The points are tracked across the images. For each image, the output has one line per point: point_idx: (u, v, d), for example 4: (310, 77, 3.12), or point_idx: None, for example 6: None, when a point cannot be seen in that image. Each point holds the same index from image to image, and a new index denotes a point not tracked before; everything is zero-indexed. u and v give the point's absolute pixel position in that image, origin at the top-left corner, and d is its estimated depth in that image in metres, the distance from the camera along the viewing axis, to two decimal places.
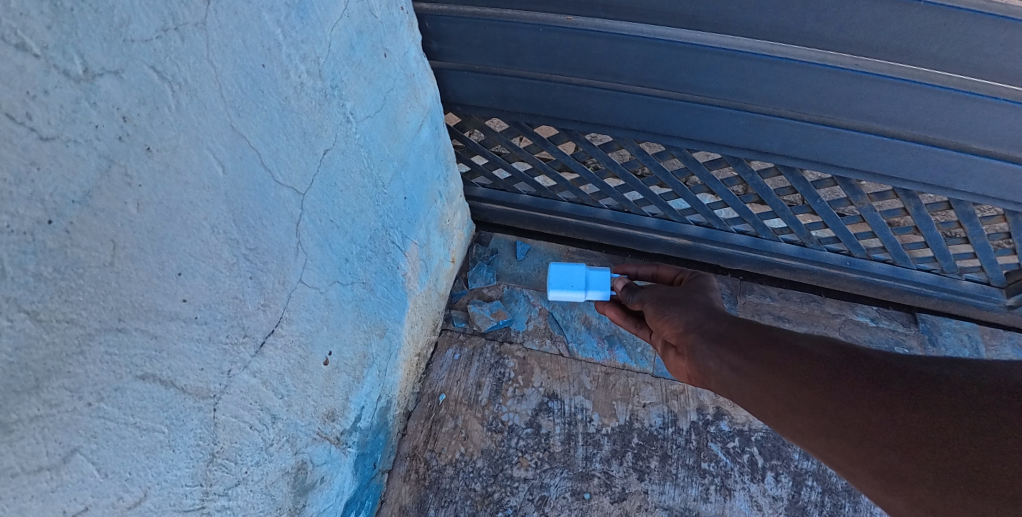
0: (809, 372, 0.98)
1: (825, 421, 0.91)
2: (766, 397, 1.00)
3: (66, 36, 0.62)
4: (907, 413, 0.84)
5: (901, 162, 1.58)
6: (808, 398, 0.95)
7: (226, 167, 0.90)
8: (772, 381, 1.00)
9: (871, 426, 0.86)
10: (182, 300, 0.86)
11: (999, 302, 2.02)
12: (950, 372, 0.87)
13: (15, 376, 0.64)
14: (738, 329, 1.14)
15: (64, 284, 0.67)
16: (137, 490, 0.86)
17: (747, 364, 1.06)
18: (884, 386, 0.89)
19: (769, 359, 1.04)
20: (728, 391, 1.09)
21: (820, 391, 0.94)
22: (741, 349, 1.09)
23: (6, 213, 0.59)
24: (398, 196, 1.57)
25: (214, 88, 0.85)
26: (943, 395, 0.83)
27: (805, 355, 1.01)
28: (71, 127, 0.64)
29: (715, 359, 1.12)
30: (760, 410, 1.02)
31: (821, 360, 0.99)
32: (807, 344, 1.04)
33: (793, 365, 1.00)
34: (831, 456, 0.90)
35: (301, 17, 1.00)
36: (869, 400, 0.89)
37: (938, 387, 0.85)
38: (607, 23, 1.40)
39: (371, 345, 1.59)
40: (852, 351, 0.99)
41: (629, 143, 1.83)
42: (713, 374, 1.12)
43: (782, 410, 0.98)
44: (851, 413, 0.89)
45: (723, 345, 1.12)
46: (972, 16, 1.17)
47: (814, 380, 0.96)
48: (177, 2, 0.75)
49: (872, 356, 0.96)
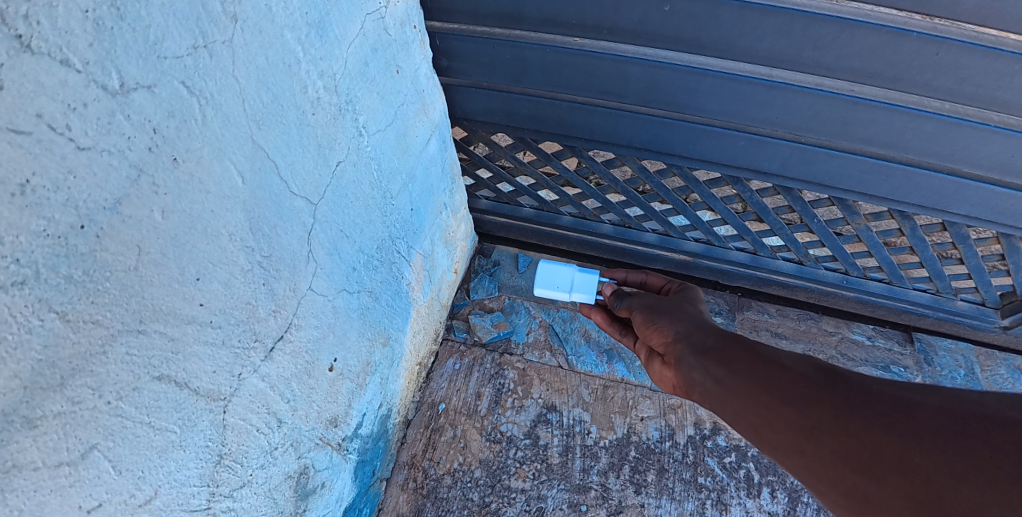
0: (787, 389, 0.92)
1: (801, 437, 0.86)
2: (742, 410, 0.95)
3: (105, 52, 0.66)
4: (885, 438, 0.79)
5: (896, 185, 1.62)
6: (785, 413, 0.89)
7: (245, 177, 0.93)
8: (752, 395, 0.94)
9: (847, 447, 0.81)
10: (199, 304, 0.89)
11: (994, 322, 2.05)
12: (925, 397, 0.84)
13: (43, 374, 0.67)
14: (728, 342, 1.08)
15: (92, 286, 0.70)
16: (148, 488, 0.88)
17: (730, 377, 1.00)
18: (861, 408, 0.84)
19: (754, 374, 0.98)
20: (712, 404, 1.02)
21: (798, 409, 0.88)
22: (727, 360, 1.03)
23: (43, 219, 0.63)
24: (405, 208, 1.61)
25: (237, 102, 0.89)
26: (920, 422, 0.80)
27: (784, 371, 0.96)
28: (105, 138, 0.68)
29: (700, 371, 1.06)
30: (736, 423, 0.97)
31: (799, 376, 0.94)
32: (786, 358, 0.99)
33: (773, 379, 0.95)
34: (804, 474, 0.84)
35: (321, 35, 1.05)
36: (847, 421, 0.84)
37: (915, 413, 0.81)
38: (612, 45, 1.44)
39: (375, 353, 1.61)
40: (832, 369, 0.93)
41: (632, 160, 1.87)
42: (697, 386, 1.06)
43: (757, 424, 0.92)
44: (829, 433, 0.84)
45: (710, 356, 1.06)
46: (965, 46, 1.21)
47: (794, 396, 0.90)
48: (208, 22, 0.79)
49: (851, 377, 0.91)
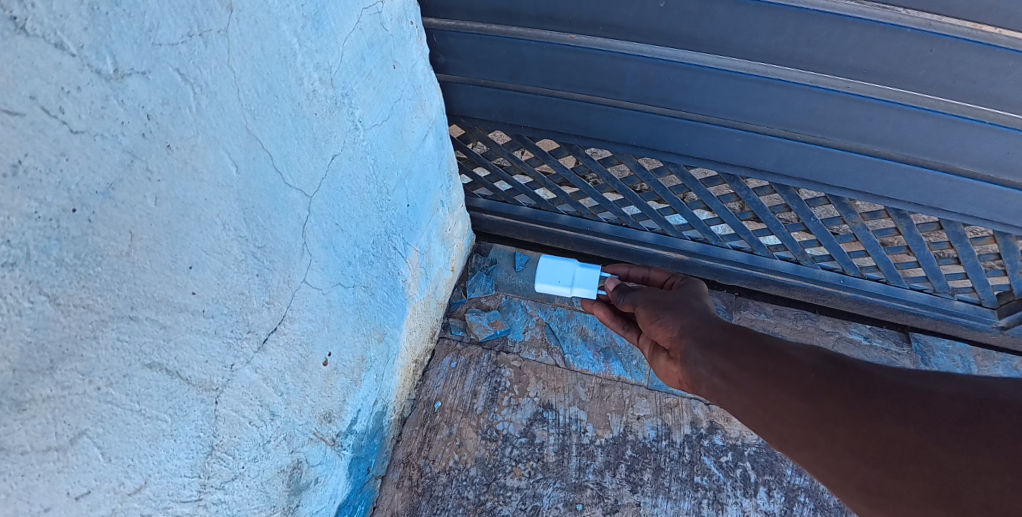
0: (796, 381, 0.88)
1: (813, 431, 0.83)
2: (751, 405, 0.91)
3: (100, 37, 0.66)
4: (900, 429, 0.77)
5: (892, 183, 1.62)
6: (795, 407, 0.85)
7: (240, 167, 0.94)
8: (761, 389, 0.90)
9: (860, 440, 0.78)
10: (191, 292, 0.89)
11: (991, 322, 2.05)
12: (938, 386, 0.80)
13: (32, 357, 0.67)
14: (734, 335, 1.03)
15: (83, 270, 0.70)
16: (139, 477, 0.88)
17: (738, 371, 0.95)
18: (874, 399, 0.81)
19: (762, 366, 0.93)
20: (720, 399, 0.98)
21: (808, 402, 0.85)
22: (734, 354, 0.98)
23: (35, 201, 0.63)
24: (402, 203, 1.61)
25: (232, 91, 0.89)
26: (934, 411, 0.77)
27: (792, 362, 0.91)
28: (99, 123, 0.68)
29: (707, 365, 1.01)
30: (745, 417, 0.93)
31: (807, 367, 0.90)
32: (793, 349, 0.94)
33: (782, 371, 0.90)
34: (816, 467, 0.81)
35: (317, 28, 1.05)
36: (860, 414, 0.80)
37: (928, 402, 0.78)
38: (608, 42, 1.45)
39: (370, 349, 1.61)
40: (840, 359, 0.89)
41: (629, 158, 1.88)
42: (704, 381, 1.02)
43: (767, 418, 0.89)
44: (841, 427, 0.80)
45: (717, 350, 1.01)
46: (959, 43, 1.21)
47: (803, 389, 0.86)
48: (203, 10, 0.80)
49: (860, 365, 0.87)
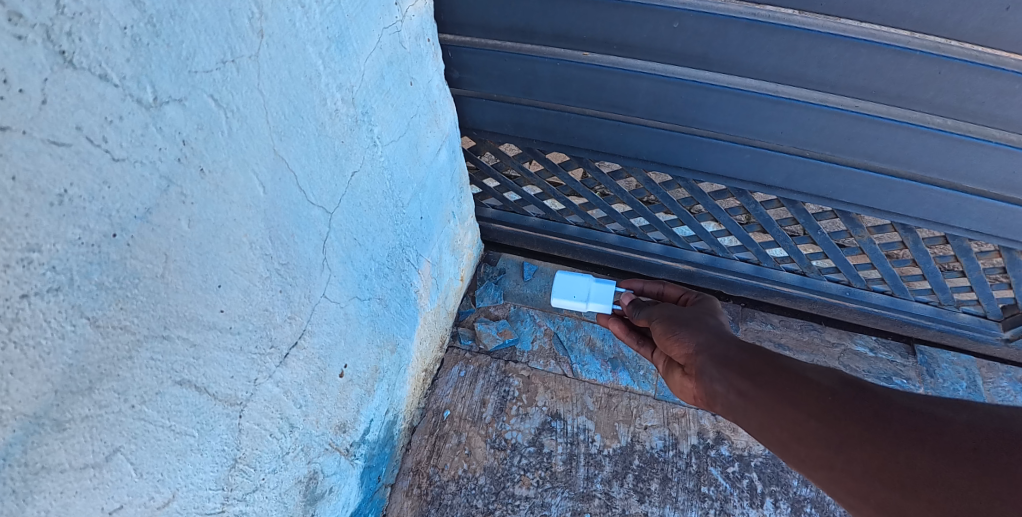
0: (814, 402, 0.90)
1: (831, 452, 0.84)
2: (767, 423, 0.91)
3: (141, 67, 0.68)
4: (917, 455, 0.79)
5: (899, 199, 1.64)
6: (812, 428, 0.87)
7: (266, 188, 0.96)
8: (777, 409, 0.91)
9: (878, 462, 0.80)
10: (220, 311, 0.91)
11: (996, 334, 2.07)
12: (953, 413, 0.83)
13: (73, 378, 0.69)
14: (750, 353, 1.04)
15: (121, 293, 0.72)
16: (167, 491, 0.90)
17: (755, 390, 0.95)
18: (890, 424, 0.83)
19: (779, 386, 0.94)
20: (735, 417, 0.98)
21: (826, 424, 0.86)
22: (750, 372, 0.98)
23: (78, 228, 0.65)
24: (415, 216, 1.63)
25: (261, 114, 0.91)
26: (948, 438, 0.79)
27: (809, 383, 0.93)
28: (138, 150, 0.70)
29: (724, 382, 1.01)
30: (760, 436, 0.93)
31: (824, 389, 0.92)
32: (809, 371, 0.96)
33: (801, 392, 0.92)
34: (833, 487, 0.82)
35: (340, 49, 1.08)
36: (877, 437, 0.82)
37: (944, 430, 0.81)
38: (621, 60, 1.47)
39: (382, 360, 1.63)
40: (858, 383, 0.91)
41: (638, 172, 1.90)
42: (719, 398, 1.01)
43: (784, 438, 0.89)
44: (857, 448, 0.82)
45: (732, 368, 1.01)
46: (966, 66, 1.23)
47: (820, 410, 0.88)
48: (236, 38, 0.82)
49: (877, 389, 0.90)
